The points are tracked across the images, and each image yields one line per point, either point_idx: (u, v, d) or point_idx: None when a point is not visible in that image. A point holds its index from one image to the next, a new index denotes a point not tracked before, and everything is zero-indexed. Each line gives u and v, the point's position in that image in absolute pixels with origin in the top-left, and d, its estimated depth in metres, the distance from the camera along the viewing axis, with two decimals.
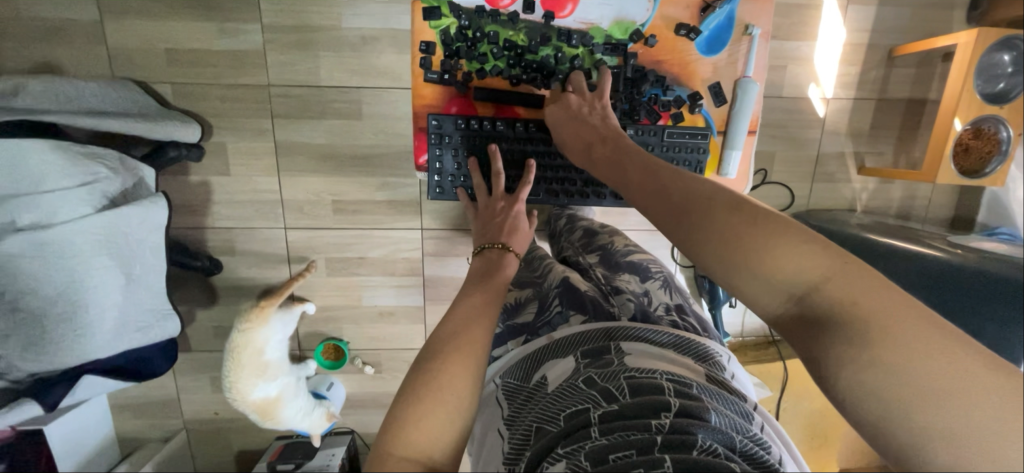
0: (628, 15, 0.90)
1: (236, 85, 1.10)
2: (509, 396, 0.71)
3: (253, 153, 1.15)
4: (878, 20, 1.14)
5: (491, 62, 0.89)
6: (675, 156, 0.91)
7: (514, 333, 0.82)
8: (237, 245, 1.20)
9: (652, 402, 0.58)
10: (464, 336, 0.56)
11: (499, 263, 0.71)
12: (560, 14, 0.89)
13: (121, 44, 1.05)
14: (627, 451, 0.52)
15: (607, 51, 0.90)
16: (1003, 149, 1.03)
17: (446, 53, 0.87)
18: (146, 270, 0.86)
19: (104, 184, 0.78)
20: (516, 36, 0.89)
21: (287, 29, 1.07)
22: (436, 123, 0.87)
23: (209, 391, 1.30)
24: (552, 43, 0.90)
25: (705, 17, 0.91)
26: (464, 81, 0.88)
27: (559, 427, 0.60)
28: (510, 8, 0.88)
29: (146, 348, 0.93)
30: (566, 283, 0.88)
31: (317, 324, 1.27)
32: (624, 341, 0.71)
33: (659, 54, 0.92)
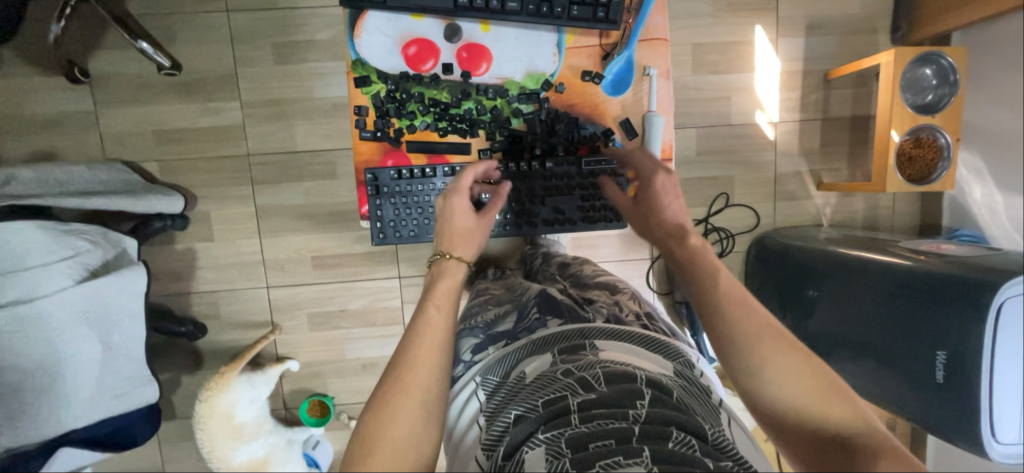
0: (539, 67, 0.94)
1: (219, 157, 1.18)
2: (490, 394, 0.68)
3: (235, 218, 1.21)
4: (808, 49, 1.24)
5: (420, 119, 0.93)
6: (595, 183, 0.93)
7: (493, 339, 0.79)
8: (222, 308, 1.24)
9: (629, 391, 0.59)
10: (421, 364, 0.58)
11: (442, 277, 0.68)
12: (477, 72, 0.93)
13: (113, 129, 1.15)
14: (607, 441, 0.52)
15: (522, 100, 0.94)
16: (946, 154, 1.07)
17: (377, 114, 0.91)
18: (126, 337, 0.89)
19: (85, 257, 0.83)
20: (440, 94, 0.93)
21: (265, 103, 1.17)
22: (373, 176, 0.89)
23: (195, 459, 1.28)
24: (473, 97, 0.94)
25: (607, 63, 0.94)
26: (397, 136, 0.92)
27: (538, 415, 0.58)
28: (431, 70, 0.92)
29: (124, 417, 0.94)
30: (544, 294, 0.86)
31: (302, 380, 1.28)
32: (597, 340, 0.71)
33: (569, 99, 0.95)
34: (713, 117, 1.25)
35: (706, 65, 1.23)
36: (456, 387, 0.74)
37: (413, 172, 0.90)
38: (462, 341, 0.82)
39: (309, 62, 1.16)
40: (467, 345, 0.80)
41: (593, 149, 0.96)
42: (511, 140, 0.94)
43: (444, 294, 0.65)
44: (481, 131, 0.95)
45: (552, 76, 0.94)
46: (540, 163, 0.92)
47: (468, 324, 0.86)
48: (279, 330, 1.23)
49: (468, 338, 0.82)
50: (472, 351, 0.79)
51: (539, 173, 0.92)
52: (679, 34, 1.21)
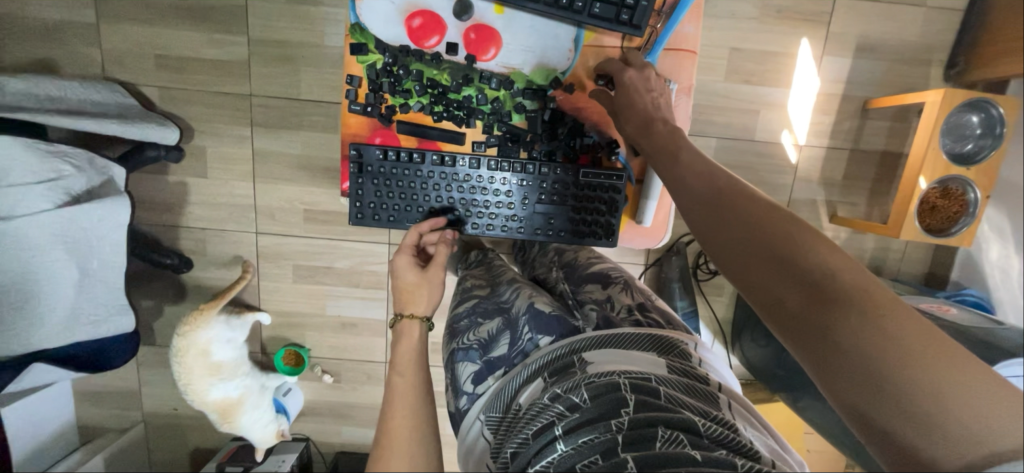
0: (550, 62, 0.88)
1: (220, 93, 1.14)
2: (495, 428, 0.66)
3: (231, 158, 1.18)
4: (851, 72, 1.16)
5: (415, 99, 0.89)
6: (589, 196, 0.87)
7: (492, 368, 0.74)
8: (209, 246, 1.23)
9: (611, 400, 0.57)
10: (403, 431, 0.55)
11: (404, 337, 0.67)
12: (483, 58, 0.87)
13: (115, 48, 1.11)
14: (593, 457, 0.53)
15: (528, 96, 0.89)
16: (971, 211, 1.02)
17: (370, 88, 0.87)
18: (104, 265, 0.88)
19: (68, 181, 0.81)
20: (441, 75, 0.89)
21: (273, 44, 1.12)
22: (357, 152, 0.84)
23: (171, 386, 1.32)
24: (475, 84, 0.89)
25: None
26: (389, 114, 0.87)
27: (531, 447, 0.57)
28: (435, 47, 0.86)
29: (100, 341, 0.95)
30: (534, 309, 0.77)
31: (280, 328, 1.29)
32: (586, 353, 0.67)
33: (579, 101, 0.90)
34: (737, 130, 1.18)
35: (740, 73, 1.15)
36: (464, 423, 0.72)
37: (399, 154, 0.84)
38: (460, 367, 0.76)
39: (323, 6, 1.10)
40: (466, 374, 0.75)
41: (593, 160, 0.91)
42: (508, 136, 0.90)
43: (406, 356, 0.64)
44: (479, 122, 0.90)
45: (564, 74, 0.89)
46: (534, 164, 0.86)
47: (460, 341, 0.79)
48: (251, 269, 1.22)
49: (466, 363, 0.75)
50: (473, 381, 0.74)
51: (537, 176, 0.86)
52: (718, 35, 1.13)
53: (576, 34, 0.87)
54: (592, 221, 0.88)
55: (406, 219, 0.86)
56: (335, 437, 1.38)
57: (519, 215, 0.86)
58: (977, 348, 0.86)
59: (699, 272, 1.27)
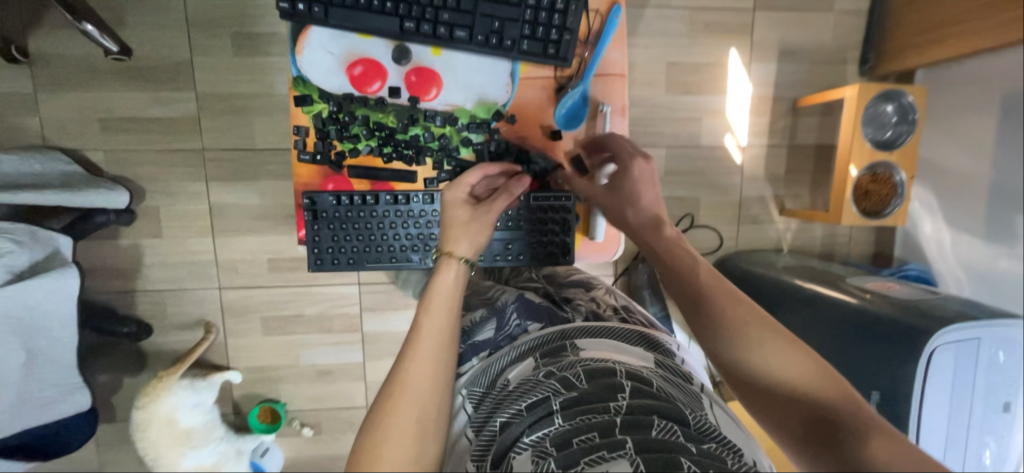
0: (490, 96, 0.90)
1: (170, 150, 1.13)
2: (477, 404, 0.66)
3: (186, 215, 1.16)
4: (778, 75, 1.25)
5: (364, 143, 0.90)
6: (543, 218, 0.90)
7: (476, 350, 0.76)
8: (169, 307, 1.19)
9: (607, 383, 0.59)
10: (416, 374, 0.57)
11: (440, 277, 0.64)
12: (425, 98, 0.89)
13: (54, 115, 1.08)
14: (590, 435, 0.53)
15: (474, 129, 0.91)
16: (900, 192, 1.10)
17: (319, 136, 0.87)
18: (53, 342, 0.84)
19: (10, 258, 0.78)
20: (386, 118, 0.90)
21: (222, 97, 1.12)
22: (310, 200, 0.84)
23: (136, 462, 1.24)
24: (421, 123, 0.90)
25: (557, 98, 0.92)
26: (339, 160, 0.88)
27: (523, 418, 0.58)
28: (378, 92, 0.88)
29: (55, 425, 0.90)
30: (522, 299, 0.83)
31: (251, 384, 1.24)
32: (578, 340, 0.70)
33: (521, 131, 0.93)
34: (683, 138, 1.25)
35: (679, 85, 1.23)
36: None
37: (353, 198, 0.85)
38: None
39: (270, 56, 1.11)
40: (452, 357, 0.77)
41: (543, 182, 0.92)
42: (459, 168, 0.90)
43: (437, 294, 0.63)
44: (429, 159, 0.91)
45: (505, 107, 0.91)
46: None
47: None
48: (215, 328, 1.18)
49: None
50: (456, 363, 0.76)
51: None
52: (654, 52, 1.21)
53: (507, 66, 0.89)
54: (545, 241, 0.90)
55: (365, 260, 0.87)
56: None
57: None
58: (922, 320, 0.91)
59: None
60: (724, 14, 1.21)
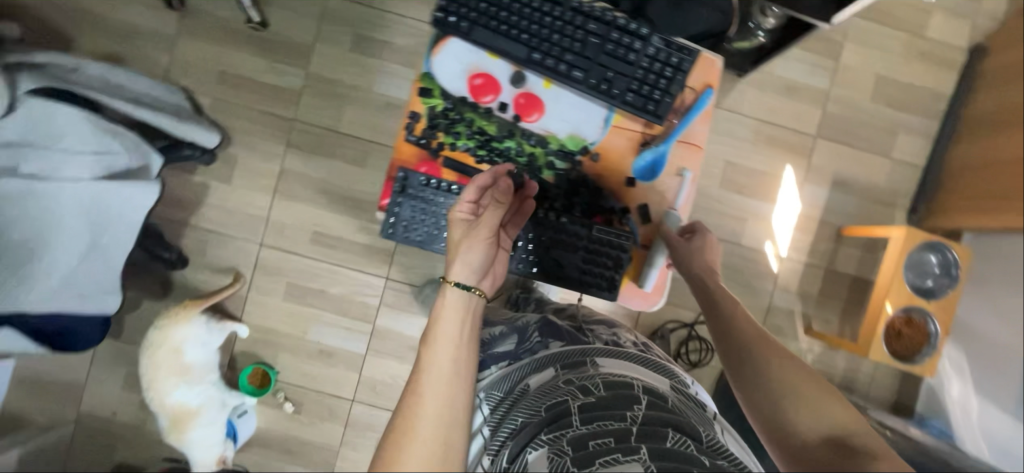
0: (582, 133, 0.91)
1: (266, 112, 1.24)
2: (494, 406, 0.72)
3: (258, 171, 1.25)
4: (828, 201, 1.31)
5: (463, 140, 0.91)
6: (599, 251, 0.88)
7: (495, 359, 0.80)
8: (209, 248, 1.25)
9: (625, 396, 0.64)
10: (429, 408, 0.58)
11: (441, 309, 0.66)
12: (527, 119, 0.90)
13: (184, 57, 1.23)
14: (606, 439, 0.57)
15: (560, 156, 0.92)
16: (933, 342, 1.10)
17: (427, 124, 0.88)
18: (113, 241, 0.90)
19: (113, 158, 0.86)
20: (488, 126, 0.92)
21: (326, 81, 1.24)
22: (404, 176, 0.86)
23: (121, 386, 1.25)
24: (517, 139, 0.92)
25: (642, 150, 0.91)
26: (437, 149, 0.89)
27: (541, 417, 0.63)
28: (490, 103, 0.90)
29: (78, 321, 0.93)
30: (545, 320, 0.88)
31: (254, 343, 1.26)
32: (597, 357, 0.74)
33: (601, 170, 0.92)
34: (726, 232, 1.30)
35: (732, 184, 1.30)
36: None
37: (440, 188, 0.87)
38: None
39: (378, 58, 1.25)
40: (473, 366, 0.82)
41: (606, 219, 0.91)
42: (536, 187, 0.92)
43: (446, 328, 0.64)
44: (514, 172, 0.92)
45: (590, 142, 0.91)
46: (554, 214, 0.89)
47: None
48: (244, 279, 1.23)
49: None
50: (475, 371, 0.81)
51: (555, 227, 0.88)
52: (716, 149, 1.29)
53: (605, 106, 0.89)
54: (596, 273, 0.88)
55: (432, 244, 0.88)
56: None
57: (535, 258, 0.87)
58: None
59: (680, 361, 1.29)
60: (788, 133, 1.30)
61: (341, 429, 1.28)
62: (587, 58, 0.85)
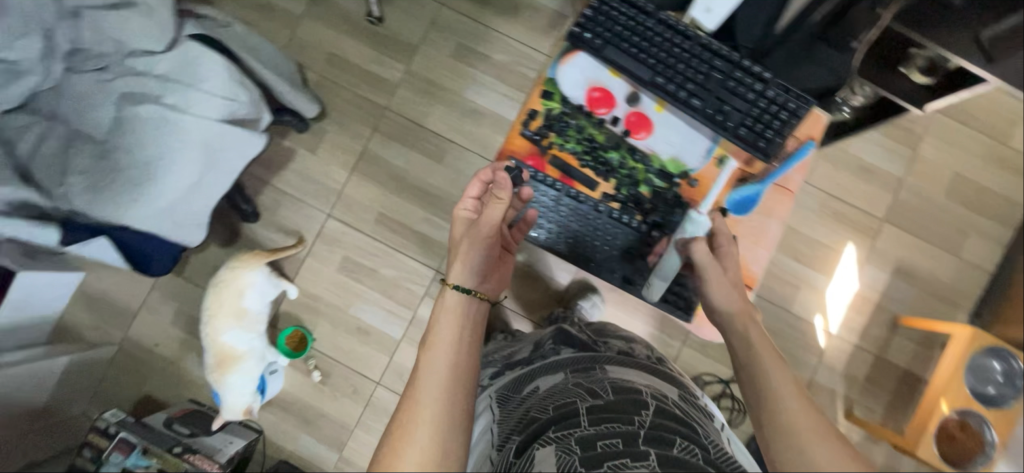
0: (684, 158, 0.82)
1: (363, 97, 1.34)
2: (504, 403, 0.76)
3: (343, 148, 1.34)
4: (887, 288, 1.29)
5: (571, 144, 0.84)
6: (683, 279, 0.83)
7: (510, 366, 0.86)
8: (282, 209, 1.32)
9: (633, 400, 0.66)
10: (426, 403, 0.57)
11: (444, 314, 0.67)
12: (637, 135, 0.83)
13: (303, 36, 1.34)
14: (614, 440, 0.60)
15: (660, 176, 0.83)
16: (989, 452, 1.05)
17: (543, 124, 0.83)
18: (217, 180, 0.95)
19: (239, 108, 0.93)
20: (598, 134, 0.85)
21: (424, 80, 1.34)
22: (515, 168, 0.83)
23: (171, 320, 1.31)
24: (625, 153, 0.84)
25: (740, 185, 0.81)
26: (546, 148, 0.83)
27: (549, 416, 0.65)
28: (604, 113, 0.83)
29: (155, 245, 0.95)
30: (560, 331, 0.93)
31: (299, 307, 1.31)
32: (607, 365, 0.77)
33: (697, 196, 0.82)
34: (777, 296, 1.29)
35: (791, 250, 1.30)
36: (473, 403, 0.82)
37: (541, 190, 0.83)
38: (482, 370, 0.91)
39: (475, 68, 1.33)
40: (488, 374, 0.88)
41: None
42: (632, 202, 0.84)
43: (444, 331, 0.65)
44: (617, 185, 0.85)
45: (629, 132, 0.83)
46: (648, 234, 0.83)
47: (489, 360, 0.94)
48: (306, 244, 1.29)
49: (486, 369, 0.91)
50: (490, 377, 0.87)
51: (639, 247, 0.83)
52: None
53: (712, 137, 0.81)
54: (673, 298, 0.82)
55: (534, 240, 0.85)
56: (289, 442, 1.29)
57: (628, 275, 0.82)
58: None
59: None
60: (856, 212, 1.30)
61: (360, 409, 1.29)
62: (716, 92, 0.76)
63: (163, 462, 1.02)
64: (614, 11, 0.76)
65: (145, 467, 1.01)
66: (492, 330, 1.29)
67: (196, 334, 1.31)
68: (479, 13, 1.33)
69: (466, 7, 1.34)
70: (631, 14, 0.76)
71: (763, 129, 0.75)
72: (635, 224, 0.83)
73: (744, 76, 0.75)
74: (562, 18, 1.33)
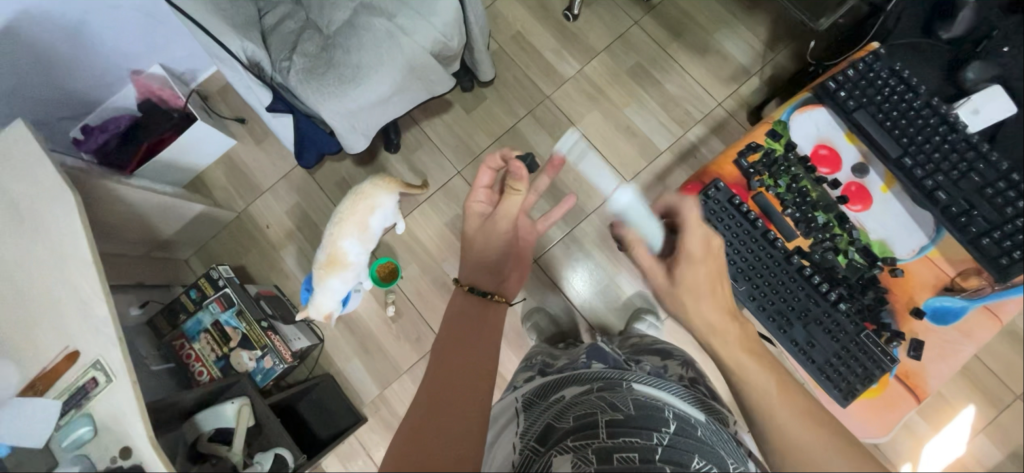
0: (898, 244, 0.72)
1: (530, 79, 1.39)
2: (527, 408, 0.72)
3: (495, 117, 1.39)
4: (993, 467, 1.16)
5: (786, 188, 0.74)
6: (854, 363, 0.69)
7: (543, 374, 0.85)
8: (420, 151, 1.39)
9: (652, 418, 0.59)
10: (433, 396, 0.57)
11: (453, 319, 0.72)
12: (855, 206, 0.73)
13: (500, 8, 1.42)
14: (631, 455, 0.52)
15: (863, 253, 0.72)
16: None
17: (764, 159, 0.74)
18: (401, 100, 1.03)
19: (447, 45, 1.01)
20: (812, 190, 0.74)
21: (593, 83, 1.37)
22: (716, 191, 0.73)
23: (287, 209, 1.40)
24: (834, 224, 0.74)
25: (943, 293, 0.70)
26: (758, 184, 0.74)
27: (568, 427, 0.60)
28: (830, 174, 0.74)
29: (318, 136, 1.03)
30: (595, 346, 0.91)
31: (399, 243, 1.36)
32: (634, 382, 0.70)
33: (896, 289, 0.71)
34: None
35: None
36: (501, 404, 0.81)
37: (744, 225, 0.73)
38: (519, 374, 0.90)
39: (645, 90, 1.35)
40: (522, 379, 0.87)
41: (875, 332, 0.70)
42: (825, 269, 0.72)
43: (447, 338, 0.67)
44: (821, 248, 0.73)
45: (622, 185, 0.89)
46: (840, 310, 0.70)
47: (527, 366, 0.93)
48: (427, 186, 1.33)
49: (524, 372, 0.90)
50: (523, 381, 0.86)
51: (821, 316, 0.71)
52: None
53: (932, 233, 0.71)
54: (839, 376, 0.69)
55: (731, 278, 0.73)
56: (340, 360, 1.33)
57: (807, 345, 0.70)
58: None
59: None
60: (989, 375, 1.18)
61: (416, 358, 1.32)
62: (964, 192, 0.69)
63: (249, 329, 1.10)
64: (878, 78, 0.72)
65: (234, 327, 1.11)
66: (566, 337, 1.28)
67: (303, 231, 1.39)
68: (667, 41, 1.36)
69: (657, 34, 1.36)
70: (896, 85, 0.72)
71: (1007, 243, 0.67)
72: (823, 292, 0.71)
73: (1004, 187, 0.68)
74: (745, 72, 1.33)
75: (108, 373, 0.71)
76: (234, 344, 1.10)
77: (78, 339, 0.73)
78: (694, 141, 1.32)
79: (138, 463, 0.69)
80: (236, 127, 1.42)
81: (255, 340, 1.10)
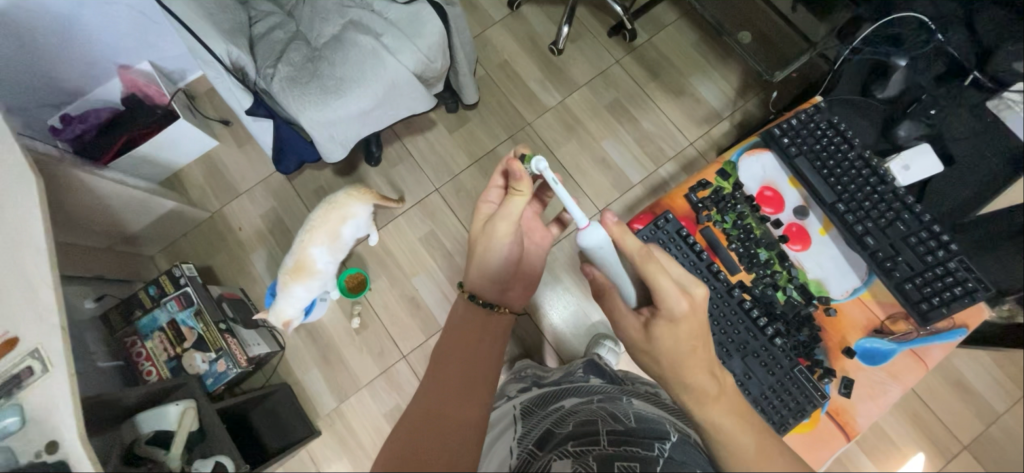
0: (829, 284, 0.77)
1: (513, 106, 1.44)
2: (523, 417, 0.75)
3: (476, 139, 1.43)
4: None
5: (732, 222, 0.78)
6: (787, 396, 0.71)
7: (534, 387, 0.89)
8: (400, 166, 1.41)
9: (653, 432, 0.61)
10: (435, 407, 0.59)
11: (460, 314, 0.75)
12: (793, 246, 0.78)
13: (489, 36, 1.48)
14: (633, 464, 0.52)
15: (800, 290, 0.76)
16: None
17: (713, 195, 0.79)
18: (381, 115, 1.06)
19: (430, 67, 1.05)
20: (756, 228, 0.78)
21: (573, 114, 1.42)
22: (666, 219, 0.76)
23: (262, 213, 1.40)
24: (775, 264, 0.77)
25: (873, 334, 0.74)
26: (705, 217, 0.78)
27: (570, 434, 0.60)
28: (773, 214, 0.79)
29: (296, 144, 1.04)
30: (590, 362, 0.95)
31: (371, 255, 1.37)
32: (634, 402, 0.74)
33: (828, 329, 0.75)
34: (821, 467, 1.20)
35: None
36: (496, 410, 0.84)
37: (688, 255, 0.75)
38: (512, 385, 0.94)
39: (622, 124, 1.41)
40: (516, 388, 0.91)
41: (809, 367, 0.73)
42: (765, 304, 0.75)
43: (448, 343, 0.69)
44: (761, 282, 0.76)
45: (541, 160, 0.67)
46: (777, 345, 0.72)
47: (518, 377, 0.98)
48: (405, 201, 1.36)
49: (517, 384, 0.94)
50: (517, 391, 0.90)
51: (759, 349, 0.72)
52: None
53: (864, 276, 0.76)
54: (772, 409, 0.70)
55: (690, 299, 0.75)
56: (299, 369, 1.31)
57: (745, 376, 0.71)
58: None
59: None
60: (937, 424, 1.20)
61: (377, 372, 1.30)
62: (892, 238, 0.74)
63: (205, 330, 1.09)
64: (818, 129, 0.78)
65: (190, 328, 1.09)
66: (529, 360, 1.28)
67: (276, 236, 1.39)
68: (645, 81, 1.43)
69: (636, 74, 1.44)
70: (833, 137, 0.78)
71: (928, 289, 0.71)
72: (761, 326, 0.73)
73: (927, 237, 0.73)
74: (717, 116, 1.40)
75: (46, 363, 0.69)
76: (189, 345, 1.08)
77: (21, 326, 0.71)
78: (665, 177, 1.37)
79: (65, 458, 0.65)
80: (220, 129, 1.44)
81: (211, 342, 1.08)
